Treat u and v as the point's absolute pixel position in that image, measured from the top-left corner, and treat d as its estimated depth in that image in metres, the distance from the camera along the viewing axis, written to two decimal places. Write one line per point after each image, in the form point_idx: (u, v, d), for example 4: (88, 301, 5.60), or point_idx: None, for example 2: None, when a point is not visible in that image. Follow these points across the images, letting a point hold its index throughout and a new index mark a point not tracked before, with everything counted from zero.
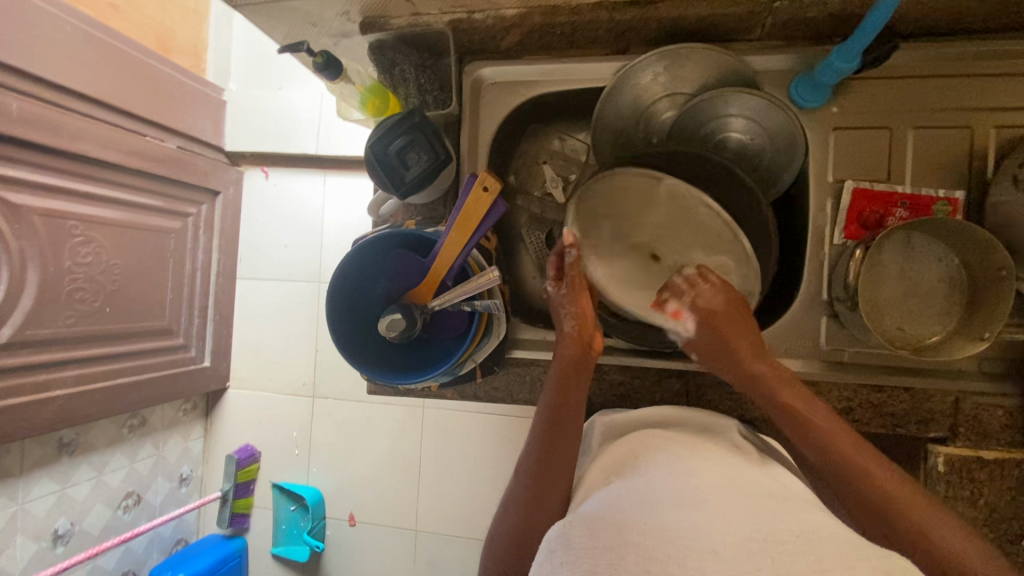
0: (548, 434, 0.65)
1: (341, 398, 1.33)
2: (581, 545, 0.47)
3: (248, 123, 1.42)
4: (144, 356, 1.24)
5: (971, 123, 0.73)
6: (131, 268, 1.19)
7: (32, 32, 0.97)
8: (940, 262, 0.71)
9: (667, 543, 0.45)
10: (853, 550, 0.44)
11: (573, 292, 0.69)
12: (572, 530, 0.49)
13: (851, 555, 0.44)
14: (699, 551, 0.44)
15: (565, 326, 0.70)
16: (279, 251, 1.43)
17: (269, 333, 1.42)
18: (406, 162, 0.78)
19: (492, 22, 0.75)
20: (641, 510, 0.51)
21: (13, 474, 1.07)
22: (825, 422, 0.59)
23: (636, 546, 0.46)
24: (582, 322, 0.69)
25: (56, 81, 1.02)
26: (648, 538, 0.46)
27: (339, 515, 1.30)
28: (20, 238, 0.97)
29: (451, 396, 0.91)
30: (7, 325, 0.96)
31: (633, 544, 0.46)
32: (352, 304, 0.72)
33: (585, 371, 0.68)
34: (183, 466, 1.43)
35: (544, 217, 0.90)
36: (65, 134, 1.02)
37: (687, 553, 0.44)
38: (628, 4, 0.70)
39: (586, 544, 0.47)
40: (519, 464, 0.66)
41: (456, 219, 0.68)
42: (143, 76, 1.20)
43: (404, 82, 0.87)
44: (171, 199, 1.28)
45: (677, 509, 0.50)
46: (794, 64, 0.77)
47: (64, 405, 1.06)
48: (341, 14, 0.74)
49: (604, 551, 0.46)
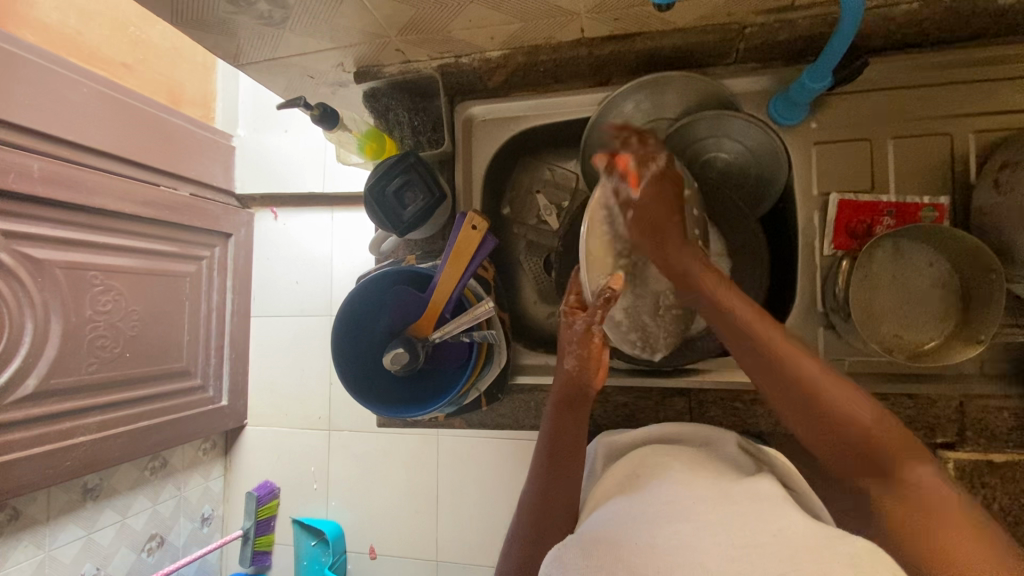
0: (553, 443, 0.67)
1: (356, 430, 1.35)
2: (574, 565, 0.48)
3: (259, 167, 1.48)
4: (164, 397, 1.28)
5: (950, 130, 0.74)
6: (149, 313, 1.23)
7: (52, 97, 1.04)
8: (931, 267, 0.72)
9: (657, 557, 0.46)
10: (862, 549, 0.44)
11: (585, 334, 0.65)
12: (566, 551, 0.50)
13: (861, 555, 0.43)
14: (688, 564, 0.45)
15: (566, 362, 0.68)
16: (290, 288, 1.46)
17: (283, 369, 1.45)
18: (404, 201, 0.81)
19: (477, 64, 0.81)
20: (636, 524, 0.51)
21: (40, 521, 1.11)
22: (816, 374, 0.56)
23: (627, 562, 0.46)
24: (585, 362, 0.67)
25: (75, 140, 1.08)
26: (639, 554, 0.46)
27: (360, 548, 1.30)
28: (43, 290, 1.02)
29: (460, 424, 0.92)
30: (32, 376, 1.00)
31: (625, 561, 0.46)
32: (357, 340, 0.74)
33: (583, 405, 0.68)
34: (204, 506, 1.44)
35: (541, 243, 0.94)
36: (84, 190, 1.08)
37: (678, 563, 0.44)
38: (606, 39, 0.74)
39: (580, 565, 0.48)
40: (523, 491, 0.68)
41: (448, 255, 0.71)
42: (157, 130, 1.27)
43: (399, 125, 0.93)
44: (185, 244, 1.33)
45: (670, 522, 0.50)
46: (772, 83, 0.79)
47: (88, 451, 1.10)
48: (336, 66, 0.79)
49: (596, 569, 0.46)
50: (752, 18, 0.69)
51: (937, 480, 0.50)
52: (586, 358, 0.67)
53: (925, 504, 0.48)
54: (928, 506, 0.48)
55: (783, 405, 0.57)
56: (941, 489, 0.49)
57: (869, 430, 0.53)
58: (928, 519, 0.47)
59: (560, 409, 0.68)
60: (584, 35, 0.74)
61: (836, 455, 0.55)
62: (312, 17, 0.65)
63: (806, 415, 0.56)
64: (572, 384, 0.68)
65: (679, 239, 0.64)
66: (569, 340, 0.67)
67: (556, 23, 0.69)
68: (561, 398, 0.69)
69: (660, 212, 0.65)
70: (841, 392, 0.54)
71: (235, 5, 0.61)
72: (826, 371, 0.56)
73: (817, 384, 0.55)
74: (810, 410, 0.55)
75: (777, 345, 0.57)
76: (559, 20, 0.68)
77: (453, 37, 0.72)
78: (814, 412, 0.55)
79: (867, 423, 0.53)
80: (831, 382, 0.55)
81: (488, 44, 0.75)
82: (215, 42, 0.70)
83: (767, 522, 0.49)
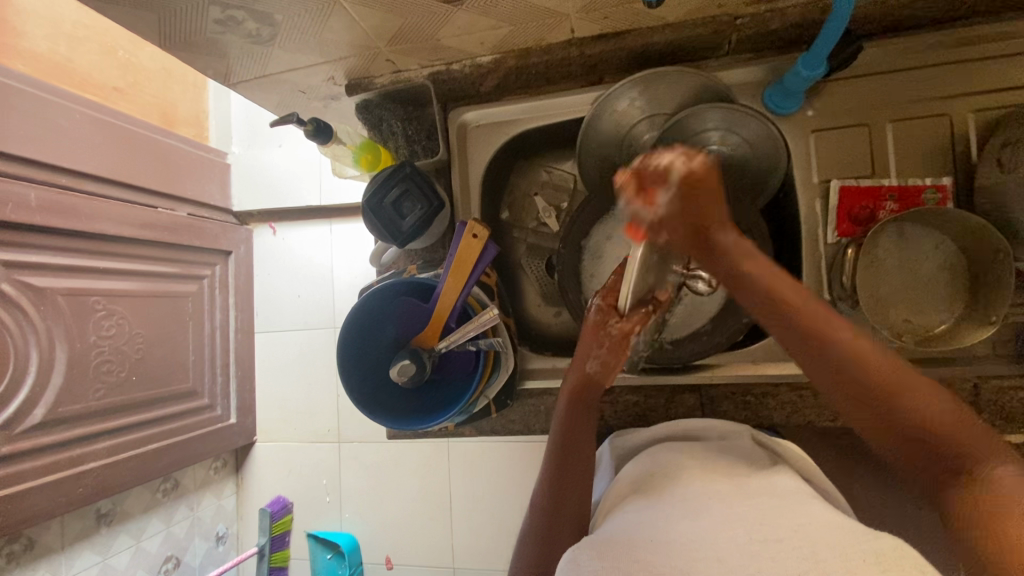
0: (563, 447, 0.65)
1: (365, 441, 1.34)
2: (588, 566, 0.47)
3: (255, 183, 1.47)
4: (173, 419, 1.28)
5: (949, 110, 0.74)
6: (153, 335, 1.23)
7: (45, 125, 1.04)
8: (938, 250, 0.72)
9: (674, 555, 0.45)
10: (890, 545, 0.43)
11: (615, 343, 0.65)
12: (581, 553, 0.49)
13: (888, 550, 0.42)
14: (704, 560, 0.44)
15: (588, 364, 0.65)
16: (292, 301, 1.46)
17: (291, 385, 1.44)
18: (402, 212, 0.81)
19: (469, 70, 0.80)
20: (652, 526, 0.50)
21: (55, 549, 1.11)
22: (882, 364, 0.50)
23: (643, 561, 0.45)
24: (608, 367, 0.66)
25: (70, 166, 1.08)
26: (655, 553, 0.45)
27: (376, 559, 1.30)
28: (46, 318, 1.02)
29: (470, 432, 0.92)
30: (40, 405, 1.00)
31: (640, 560, 0.45)
32: (363, 351, 0.74)
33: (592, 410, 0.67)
34: (219, 524, 1.43)
35: (542, 245, 0.94)
36: (82, 216, 1.08)
37: (693, 562, 0.43)
38: (596, 38, 0.74)
39: (594, 565, 0.47)
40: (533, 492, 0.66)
41: (450, 264, 0.70)
42: (152, 152, 1.27)
43: (393, 136, 0.93)
44: (187, 264, 1.33)
45: (688, 520, 0.49)
46: (766, 74, 0.79)
47: (99, 476, 1.10)
48: (327, 79, 0.79)
49: (610, 569, 0.46)
50: (743, 9, 0.68)
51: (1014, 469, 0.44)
52: (612, 364, 0.66)
53: (990, 500, 0.43)
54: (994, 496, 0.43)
55: (844, 400, 0.53)
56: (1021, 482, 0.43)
57: (936, 420, 0.48)
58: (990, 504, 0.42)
59: (573, 411, 0.66)
60: (574, 35, 0.73)
61: (909, 453, 0.50)
62: (300, 33, 0.64)
63: (863, 409, 0.51)
64: (585, 382, 0.66)
65: (721, 236, 0.53)
66: (598, 344, 0.65)
67: (546, 25, 0.69)
68: (572, 396, 0.67)
69: (694, 227, 0.51)
70: (912, 389, 0.49)
71: (222, 24, 0.61)
72: (899, 370, 0.50)
73: (885, 386, 0.50)
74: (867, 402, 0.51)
75: (834, 336, 0.52)
76: (549, 22, 0.68)
77: (443, 44, 0.72)
78: (871, 402, 0.51)
79: (941, 420, 0.47)
80: (902, 378, 0.50)
81: (478, 50, 0.75)
82: (205, 62, 0.69)
83: (784, 517, 0.48)
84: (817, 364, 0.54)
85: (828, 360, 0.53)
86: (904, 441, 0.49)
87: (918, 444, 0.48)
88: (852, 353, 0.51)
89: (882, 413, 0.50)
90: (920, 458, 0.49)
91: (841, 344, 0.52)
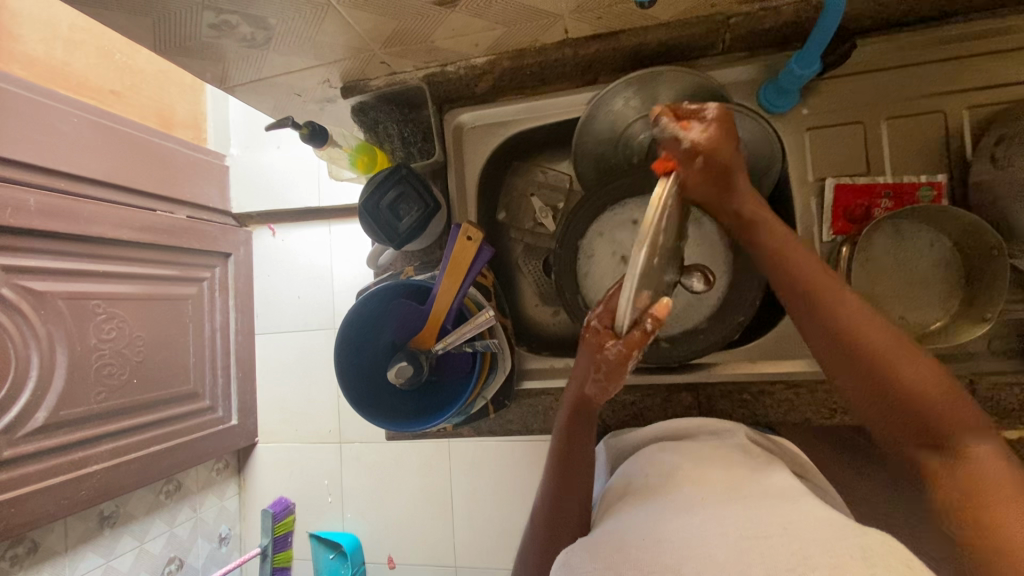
0: (567, 448, 0.66)
1: (366, 441, 1.34)
2: (581, 569, 0.48)
3: (254, 184, 1.48)
4: (175, 421, 1.28)
5: (943, 107, 0.74)
6: (154, 338, 1.23)
7: (43, 130, 1.05)
8: (933, 247, 0.72)
9: (667, 553, 0.45)
10: (881, 543, 0.43)
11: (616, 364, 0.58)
12: (575, 555, 0.50)
13: (880, 548, 0.43)
14: (696, 558, 0.44)
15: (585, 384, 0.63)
16: (292, 302, 1.46)
17: (291, 386, 1.44)
18: (399, 214, 0.81)
19: (463, 71, 0.80)
20: (644, 525, 0.50)
21: (58, 551, 1.12)
22: (872, 327, 0.55)
23: (635, 561, 0.46)
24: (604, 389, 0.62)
25: (68, 171, 1.08)
26: (647, 552, 0.46)
27: (378, 559, 1.30)
28: (46, 322, 1.02)
29: (469, 432, 0.92)
30: (42, 409, 1.01)
31: (632, 560, 0.46)
32: (361, 354, 0.75)
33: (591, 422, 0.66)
34: (221, 525, 1.44)
35: (539, 245, 0.94)
36: (81, 220, 1.09)
37: (686, 561, 0.44)
38: (590, 38, 0.74)
39: (587, 567, 0.48)
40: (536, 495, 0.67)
41: (446, 266, 0.71)
42: (150, 155, 1.27)
43: (389, 138, 0.94)
44: (185, 266, 1.33)
45: (680, 517, 0.50)
46: (760, 72, 0.79)
47: (102, 479, 1.11)
48: (323, 82, 0.79)
49: (602, 570, 0.46)
50: (736, 8, 0.68)
51: (998, 454, 0.46)
52: (608, 389, 0.61)
53: (976, 477, 0.45)
54: (983, 485, 0.44)
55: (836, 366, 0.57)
56: (1005, 466, 0.45)
57: (923, 387, 0.51)
58: (975, 495, 0.44)
59: (572, 423, 0.66)
60: (568, 36, 0.73)
61: (895, 421, 0.53)
62: (294, 36, 0.65)
63: (857, 382, 0.55)
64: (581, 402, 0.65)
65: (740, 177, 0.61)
66: (594, 368, 0.60)
67: (540, 26, 0.69)
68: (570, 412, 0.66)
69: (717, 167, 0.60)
70: (902, 355, 0.53)
71: (216, 28, 0.61)
72: (890, 336, 0.54)
73: (878, 349, 0.54)
74: (858, 368, 0.55)
75: (830, 300, 0.57)
76: (543, 22, 0.68)
77: (437, 46, 0.72)
78: (864, 373, 0.54)
79: (928, 387, 0.51)
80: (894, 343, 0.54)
81: (473, 51, 0.75)
82: (201, 67, 0.70)
83: (777, 514, 0.48)
84: (814, 328, 0.58)
85: (823, 325, 0.57)
86: (893, 408, 0.53)
87: (903, 412, 0.52)
88: (846, 318, 0.56)
89: (871, 379, 0.54)
90: (907, 428, 0.52)
91: (835, 309, 0.56)
